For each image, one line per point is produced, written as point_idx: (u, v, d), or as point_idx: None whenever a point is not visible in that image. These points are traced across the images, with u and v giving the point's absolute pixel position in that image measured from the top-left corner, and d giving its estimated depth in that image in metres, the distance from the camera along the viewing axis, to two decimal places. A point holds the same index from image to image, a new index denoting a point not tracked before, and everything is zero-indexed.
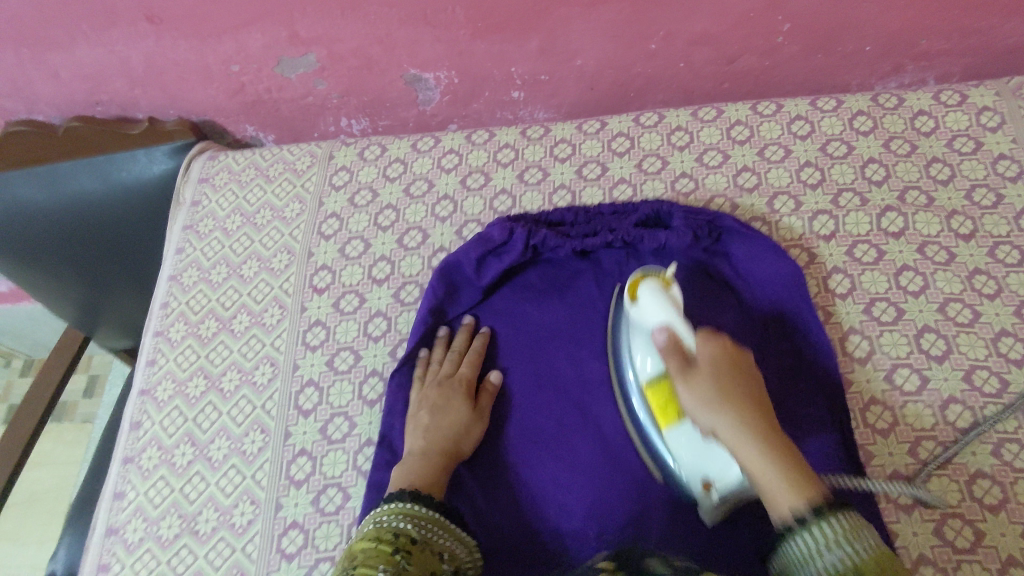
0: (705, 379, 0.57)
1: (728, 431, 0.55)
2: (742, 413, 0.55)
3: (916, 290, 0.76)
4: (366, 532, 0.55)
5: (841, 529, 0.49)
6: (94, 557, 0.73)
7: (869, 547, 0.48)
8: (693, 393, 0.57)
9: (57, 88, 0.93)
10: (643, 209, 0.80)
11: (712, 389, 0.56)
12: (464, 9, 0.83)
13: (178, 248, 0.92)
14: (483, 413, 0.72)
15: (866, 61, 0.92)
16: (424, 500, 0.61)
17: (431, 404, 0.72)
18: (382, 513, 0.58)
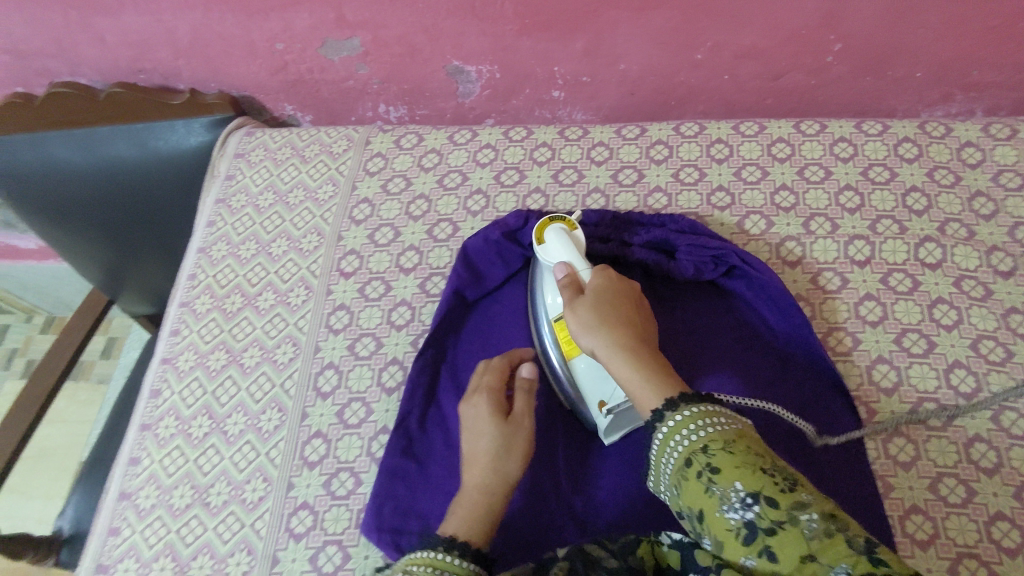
0: (586, 303, 0.63)
1: (607, 346, 0.59)
2: (616, 332, 0.60)
3: (949, 324, 0.74)
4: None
5: (702, 416, 0.50)
6: (106, 519, 0.74)
7: (725, 422, 0.49)
8: (577, 317, 0.63)
9: (103, 53, 0.94)
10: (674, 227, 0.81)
11: (593, 298, 0.63)
12: (513, 4, 0.83)
13: (209, 220, 0.93)
14: (519, 417, 0.64)
15: (915, 87, 0.90)
16: (462, 547, 0.56)
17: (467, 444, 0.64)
18: (416, 564, 0.54)
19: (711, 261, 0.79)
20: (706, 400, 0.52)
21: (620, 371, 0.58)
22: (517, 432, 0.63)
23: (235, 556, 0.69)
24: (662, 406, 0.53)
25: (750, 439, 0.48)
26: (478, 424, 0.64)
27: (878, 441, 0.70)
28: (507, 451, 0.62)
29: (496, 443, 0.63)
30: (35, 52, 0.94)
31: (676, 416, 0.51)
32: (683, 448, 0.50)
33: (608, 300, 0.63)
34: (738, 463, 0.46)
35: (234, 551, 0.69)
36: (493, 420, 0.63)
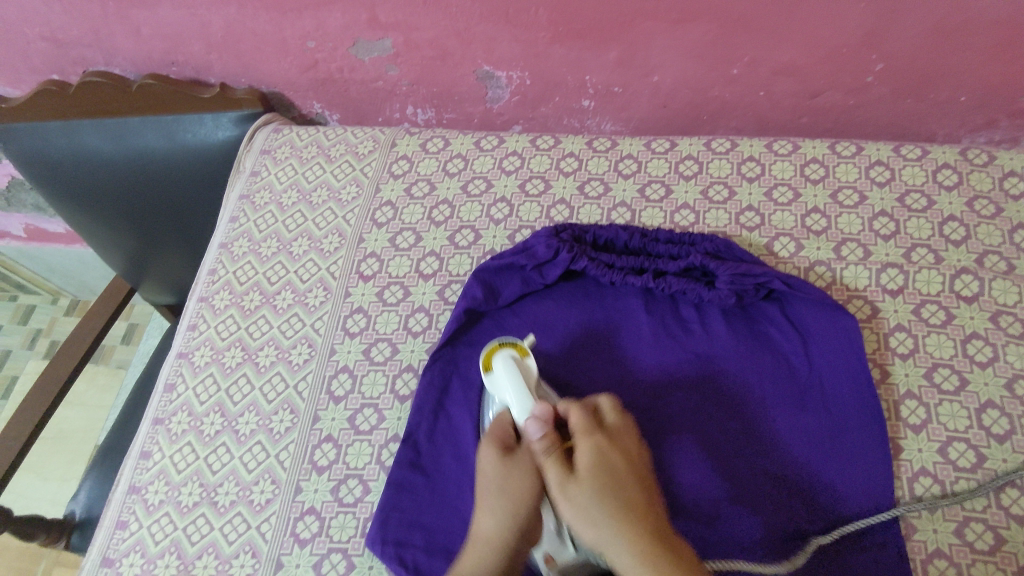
0: (587, 485, 0.54)
1: (607, 542, 0.51)
2: (627, 520, 0.52)
3: (983, 361, 0.72)
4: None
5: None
6: (114, 512, 0.74)
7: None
8: (568, 499, 0.54)
9: (137, 44, 0.94)
10: (703, 245, 0.79)
11: (601, 469, 0.55)
12: (547, 12, 0.81)
13: (233, 216, 0.93)
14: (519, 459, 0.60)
15: (958, 111, 0.87)
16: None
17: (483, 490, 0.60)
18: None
19: (740, 289, 0.74)
20: None
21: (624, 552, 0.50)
22: (517, 480, 0.59)
23: (240, 558, 0.69)
24: None
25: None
26: (483, 479, 0.60)
27: (903, 480, 0.67)
28: (500, 495, 0.58)
29: (496, 492, 0.59)
30: (71, 41, 0.95)
31: None
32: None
33: (620, 478, 0.54)
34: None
35: (239, 552, 0.69)
36: (497, 473, 0.59)
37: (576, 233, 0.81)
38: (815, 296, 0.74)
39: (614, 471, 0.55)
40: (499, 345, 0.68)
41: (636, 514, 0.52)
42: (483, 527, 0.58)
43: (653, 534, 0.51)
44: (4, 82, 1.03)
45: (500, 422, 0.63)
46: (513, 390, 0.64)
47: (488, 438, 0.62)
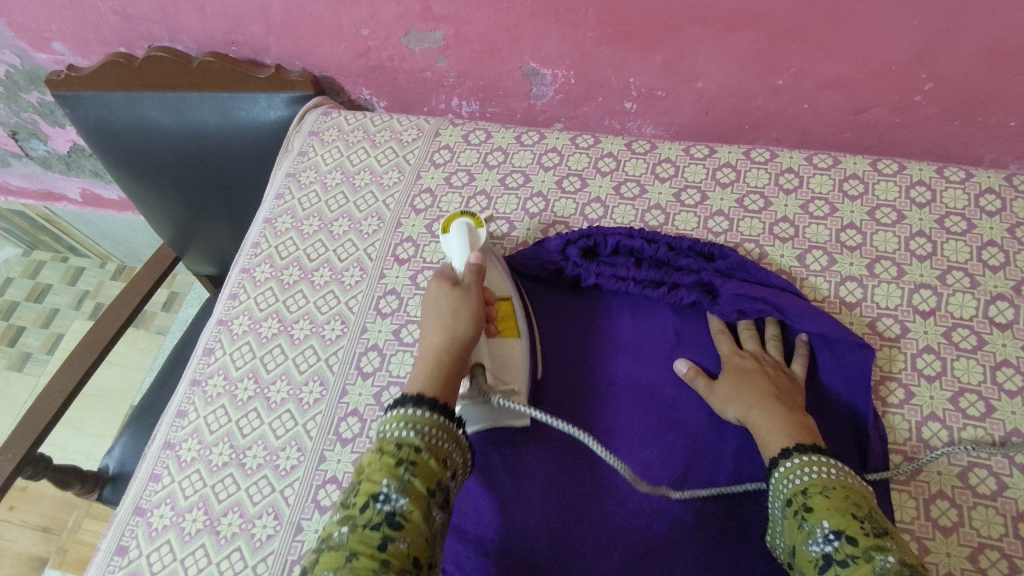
0: (726, 379, 0.69)
1: (749, 410, 0.65)
2: (757, 391, 0.66)
3: (1013, 390, 0.71)
4: (373, 444, 0.58)
5: (814, 465, 0.57)
6: (149, 465, 0.78)
7: (835, 473, 0.56)
8: (715, 393, 0.69)
9: (201, 23, 0.98)
10: (731, 259, 0.79)
11: (736, 370, 0.69)
12: (597, 12, 0.83)
13: (278, 193, 0.96)
14: (466, 288, 0.70)
15: (1007, 136, 0.86)
16: (427, 403, 0.59)
17: (426, 322, 0.68)
18: (389, 423, 0.59)
19: (742, 307, 0.75)
20: (830, 454, 0.59)
21: (763, 421, 0.64)
22: (466, 299, 0.68)
23: (263, 519, 0.72)
24: (788, 448, 0.60)
25: (853, 492, 0.55)
26: (432, 303, 0.69)
27: (920, 501, 0.67)
28: (455, 313, 0.67)
29: (436, 317, 0.67)
30: (139, 16, 0.99)
31: (795, 458, 0.59)
32: (792, 484, 0.58)
33: (756, 374, 0.68)
34: (833, 507, 0.53)
35: (262, 513, 0.72)
36: (448, 301, 0.68)
37: (595, 240, 0.82)
38: (822, 330, 0.73)
39: (765, 371, 0.69)
40: (460, 212, 0.76)
41: (779, 397, 0.66)
42: (430, 339, 0.66)
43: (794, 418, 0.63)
44: (74, 51, 1.08)
45: (447, 267, 0.72)
46: (458, 258, 0.73)
47: (436, 275, 0.71)
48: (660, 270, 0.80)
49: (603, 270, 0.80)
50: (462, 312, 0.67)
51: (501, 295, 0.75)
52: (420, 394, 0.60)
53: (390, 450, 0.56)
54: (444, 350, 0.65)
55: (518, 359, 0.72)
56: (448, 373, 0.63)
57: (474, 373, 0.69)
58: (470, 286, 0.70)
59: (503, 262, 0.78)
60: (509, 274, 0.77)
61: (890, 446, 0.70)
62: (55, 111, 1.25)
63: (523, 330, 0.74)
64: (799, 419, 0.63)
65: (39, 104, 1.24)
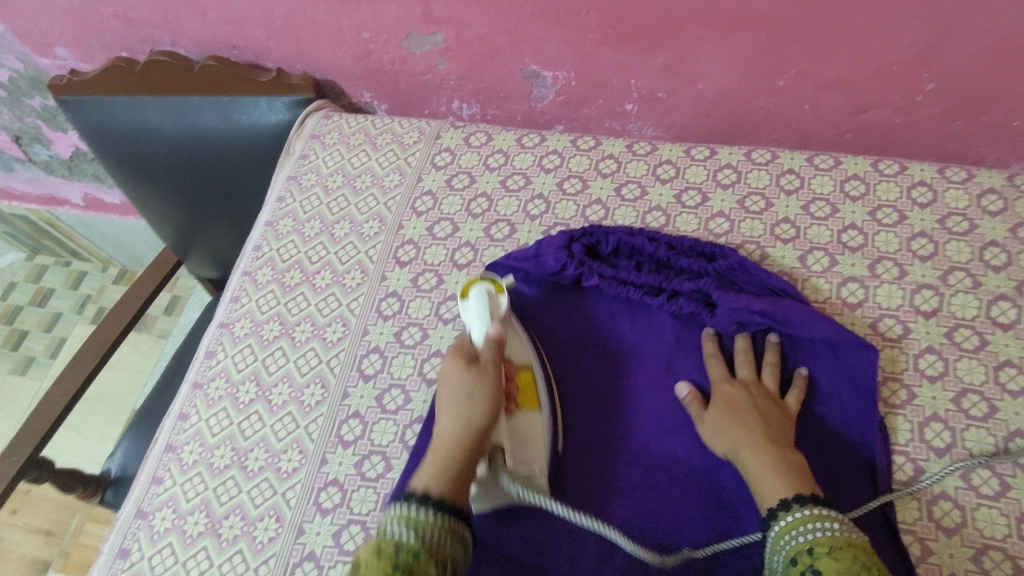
0: (717, 412, 0.68)
1: (740, 448, 0.65)
2: (749, 430, 0.66)
3: (1016, 390, 0.71)
4: (371, 542, 0.54)
5: (817, 521, 0.57)
6: (151, 468, 0.78)
7: (838, 530, 0.56)
8: (704, 424, 0.69)
9: (202, 27, 0.99)
10: (730, 259, 0.79)
11: (728, 402, 0.69)
12: (598, 15, 0.83)
13: (280, 196, 0.96)
14: (483, 367, 0.67)
15: (1009, 136, 0.86)
16: (435, 503, 0.56)
17: (443, 406, 0.65)
18: (389, 519, 0.56)
19: (740, 319, 0.74)
20: (830, 507, 0.58)
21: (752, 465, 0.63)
22: (483, 380, 0.66)
23: (264, 521, 0.72)
24: (789, 501, 0.59)
25: (859, 551, 0.54)
26: (448, 383, 0.67)
27: (922, 502, 0.67)
28: (469, 401, 0.64)
29: (461, 397, 0.65)
30: (142, 20, 1.00)
31: (796, 513, 0.58)
32: (795, 541, 0.57)
33: (749, 408, 0.68)
34: (842, 571, 0.52)
35: (264, 515, 0.72)
36: (464, 380, 0.66)
37: (597, 239, 0.83)
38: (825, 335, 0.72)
39: (758, 407, 0.68)
40: (478, 279, 0.77)
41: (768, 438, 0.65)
42: (444, 429, 0.64)
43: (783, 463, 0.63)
44: (77, 56, 1.09)
45: (465, 341, 0.71)
46: (476, 321, 0.72)
47: (452, 352, 0.69)
48: (661, 274, 0.79)
49: (604, 270, 0.80)
50: (478, 397, 0.65)
51: (522, 362, 0.73)
52: (428, 493, 0.57)
53: (389, 552, 0.52)
54: (461, 438, 0.62)
55: (540, 440, 0.69)
56: (457, 470, 0.60)
57: (493, 456, 0.67)
58: (488, 363, 0.67)
59: (524, 332, 0.76)
60: (529, 343, 0.75)
61: (892, 447, 0.70)
62: (57, 116, 1.25)
63: (545, 404, 0.72)
64: (789, 463, 0.63)
65: (42, 108, 1.24)
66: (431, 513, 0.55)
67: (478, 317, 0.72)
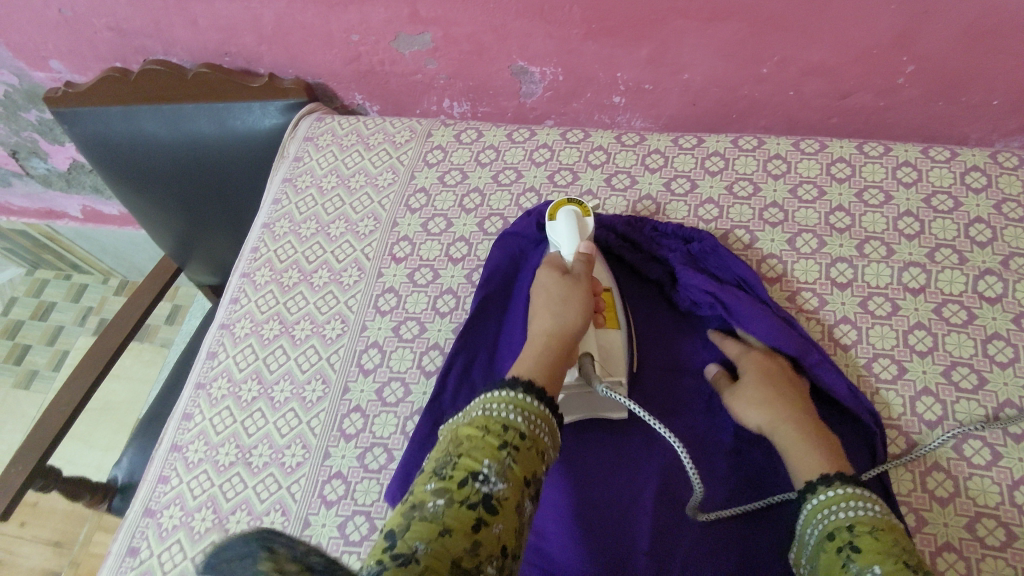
0: (752, 380, 0.69)
1: (779, 421, 0.65)
2: (783, 400, 0.66)
3: (1004, 361, 0.72)
4: (476, 420, 0.52)
5: (859, 501, 0.56)
6: (156, 468, 0.79)
7: (880, 512, 0.55)
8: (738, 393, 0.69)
9: (194, 35, 1.00)
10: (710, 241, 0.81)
11: (760, 369, 0.69)
12: (582, 9, 0.84)
13: (276, 198, 0.98)
14: (575, 277, 0.70)
15: (992, 115, 0.87)
16: (538, 393, 0.55)
17: (539, 305, 0.67)
18: (493, 400, 0.54)
19: (693, 298, 0.78)
20: (872, 496, 0.58)
21: (793, 436, 0.64)
22: (574, 285, 0.69)
23: (270, 515, 0.73)
24: (829, 477, 0.59)
25: (900, 537, 0.53)
26: (543, 288, 0.69)
27: (916, 474, 0.68)
28: (565, 303, 0.67)
29: (553, 302, 0.67)
30: (134, 31, 1.01)
31: (836, 490, 0.58)
32: (834, 516, 0.56)
33: (782, 381, 0.68)
34: (880, 548, 0.52)
35: (270, 510, 0.73)
36: (558, 287, 0.68)
37: None
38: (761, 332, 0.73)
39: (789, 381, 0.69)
40: (567, 202, 0.80)
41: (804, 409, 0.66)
42: (541, 324, 0.65)
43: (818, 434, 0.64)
44: (71, 69, 1.10)
45: (555, 254, 0.74)
46: (567, 236, 0.76)
47: (546, 264, 0.73)
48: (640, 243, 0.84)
49: None
50: (572, 301, 0.67)
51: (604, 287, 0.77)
52: (530, 381, 0.57)
53: (496, 428, 0.51)
54: (556, 334, 0.64)
55: (621, 357, 0.72)
56: (547, 360, 0.60)
57: (584, 362, 0.69)
58: (581, 275, 0.70)
59: (606, 261, 0.80)
60: (609, 271, 0.79)
61: (885, 421, 0.71)
62: (53, 129, 1.27)
63: (624, 326, 0.74)
64: (824, 435, 0.64)
65: (38, 122, 1.26)
66: (535, 403, 0.54)
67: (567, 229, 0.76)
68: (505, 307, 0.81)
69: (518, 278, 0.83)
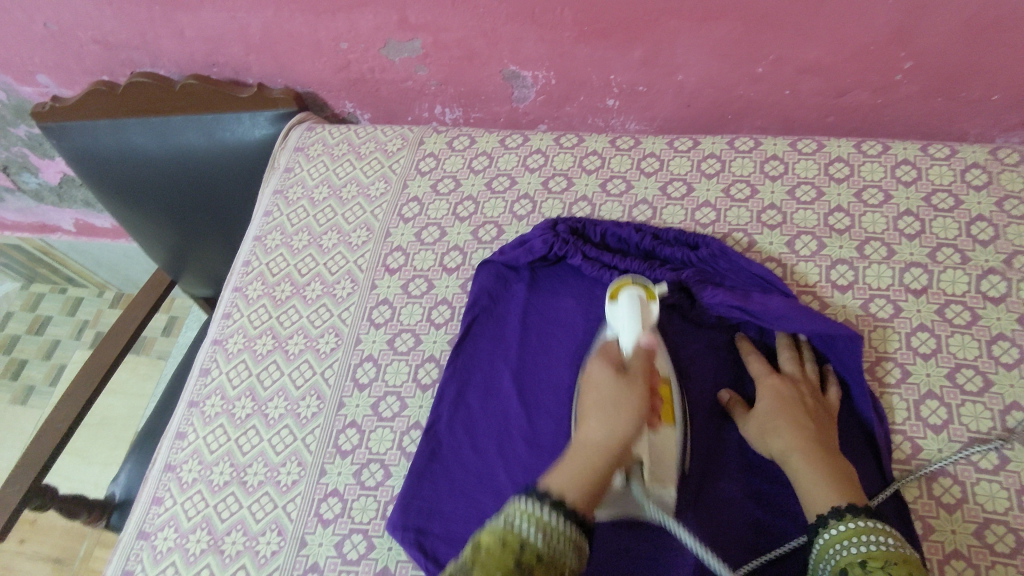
0: (766, 407, 0.67)
1: (790, 451, 0.63)
2: (797, 428, 0.64)
3: (1009, 363, 0.71)
4: (496, 528, 0.50)
5: (874, 533, 0.54)
6: (150, 488, 0.78)
7: (896, 545, 0.54)
8: (751, 421, 0.68)
9: (181, 47, 0.99)
10: (713, 250, 0.79)
11: (778, 397, 0.67)
12: (573, 12, 0.83)
13: (267, 210, 0.97)
14: (635, 378, 0.61)
15: (991, 110, 0.86)
16: (569, 510, 0.51)
17: (588, 407, 0.59)
18: (515, 513, 0.51)
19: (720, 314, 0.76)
20: (881, 522, 0.56)
21: (803, 468, 0.61)
22: (633, 390, 0.59)
23: (266, 535, 0.72)
24: (834, 511, 0.57)
25: (914, 569, 0.51)
26: (594, 388, 0.60)
27: (922, 481, 0.67)
28: (618, 409, 0.58)
29: (611, 408, 0.58)
30: (120, 43, 1.00)
31: (843, 524, 0.56)
32: (844, 553, 0.54)
33: (797, 408, 0.66)
34: None
35: (266, 530, 0.72)
36: (612, 389, 0.59)
37: (584, 226, 0.83)
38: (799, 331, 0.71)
39: (806, 404, 0.67)
40: (628, 284, 0.71)
41: (819, 437, 0.64)
42: (591, 436, 0.57)
43: (830, 461, 0.62)
44: (58, 83, 1.09)
45: (613, 346, 0.65)
46: (628, 319, 0.66)
47: (599, 356, 0.63)
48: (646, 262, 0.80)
49: (589, 251, 0.81)
50: (627, 409, 0.58)
51: (661, 378, 0.69)
52: (562, 496, 0.52)
53: (513, 547, 0.48)
54: (604, 454, 0.56)
55: (671, 461, 0.66)
56: (599, 488, 0.54)
57: (629, 469, 0.63)
58: (639, 370, 0.61)
59: (664, 349, 0.72)
60: (667, 355, 0.72)
61: (889, 426, 0.70)
62: (43, 143, 1.25)
63: (681, 422, 0.68)
64: (838, 465, 0.62)
65: (27, 136, 1.24)
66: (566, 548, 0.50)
67: (629, 313, 0.67)
68: (503, 318, 0.80)
69: (515, 289, 0.82)
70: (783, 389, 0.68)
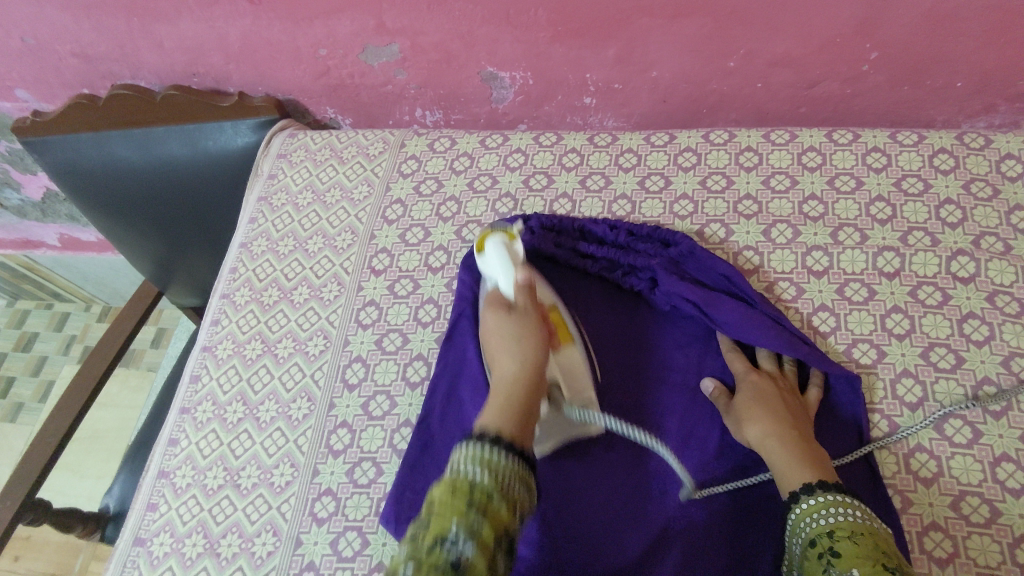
0: (743, 397, 0.69)
1: (767, 436, 0.65)
2: (774, 417, 0.66)
3: (980, 340, 0.73)
4: (443, 481, 0.48)
5: (838, 506, 0.57)
6: (145, 495, 0.79)
7: (861, 517, 0.56)
8: (731, 412, 0.69)
9: (161, 58, 1.00)
10: (685, 241, 0.81)
11: (755, 389, 0.69)
12: (547, 13, 0.85)
13: (252, 217, 0.97)
14: (524, 314, 0.68)
15: (956, 96, 0.88)
16: (508, 445, 0.51)
17: (495, 353, 0.65)
18: (460, 459, 0.50)
19: (676, 304, 0.78)
20: (849, 495, 0.58)
21: (779, 453, 0.63)
22: (527, 327, 0.66)
23: (262, 536, 0.73)
24: (804, 487, 0.60)
25: (880, 539, 0.54)
26: (497, 344, 0.66)
27: (899, 457, 0.69)
28: (519, 342, 0.65)
29: (511, 345, 0.64)
30: (100, 56, 1.01)
31: (813, 500, 0.58)
32: (814, 527, 0.57)
33: (775, 397, 0.68)
34: (860, 555, 0.52)
35: (261, 531, 0.73)
36: (509, 327, 0.66)
37: (559, 224, 0.85)
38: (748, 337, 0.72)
39: (783, 396, 0.69)
40: (491, 231, 0.76)
41: (795, 425, 0.66)
42: (508, 370, 0.62)
43: (805, 449, 0.63)
44: (38, 97, 1.10)
45: (497, 293, 0.71)
46: (505, 272, 0.73)
47: (490, 307, 0.70)
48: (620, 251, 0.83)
49: (564, 241, 0.84)
50: (529, 341, 0.65)
51: (549, 306, 0.75)
52: (489, 430, 0.52)
53: (465, 488, 0.47)
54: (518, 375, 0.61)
55: (583, 370, 0.72)
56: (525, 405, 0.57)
57: (553, 394, 0.70)
58: (528, 315, 0.68)
59: (544, 282, 0.78)
60: (551, 290, 0.77)
61: (867, 406, 0.72)
62: (24, 158, 1.25)
63: (579, 340, 0.73)
64: (813, 452, 0.63)
65: (9, 152, 1.24)
66: (504, 455, 0.49)
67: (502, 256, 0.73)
68: None
69: None
70: (760, 381, 0.70)
